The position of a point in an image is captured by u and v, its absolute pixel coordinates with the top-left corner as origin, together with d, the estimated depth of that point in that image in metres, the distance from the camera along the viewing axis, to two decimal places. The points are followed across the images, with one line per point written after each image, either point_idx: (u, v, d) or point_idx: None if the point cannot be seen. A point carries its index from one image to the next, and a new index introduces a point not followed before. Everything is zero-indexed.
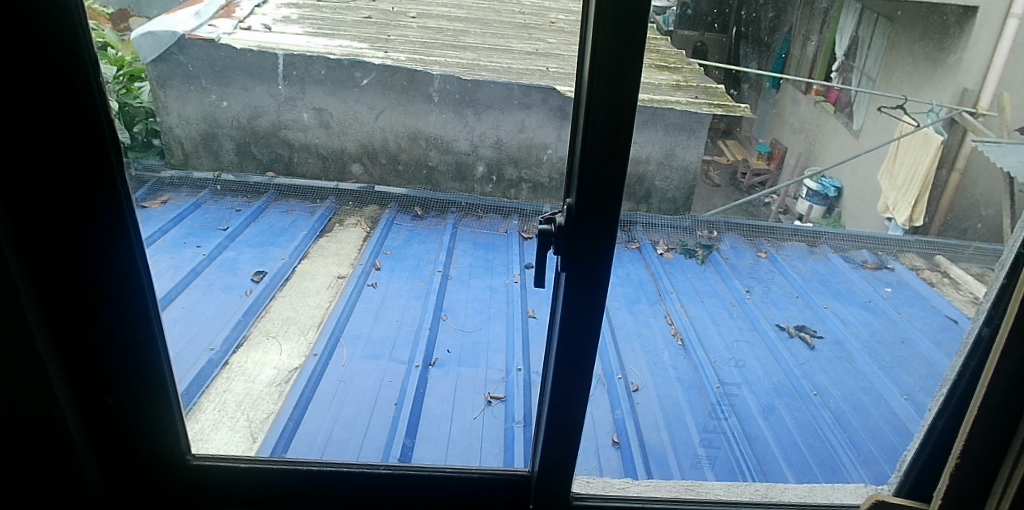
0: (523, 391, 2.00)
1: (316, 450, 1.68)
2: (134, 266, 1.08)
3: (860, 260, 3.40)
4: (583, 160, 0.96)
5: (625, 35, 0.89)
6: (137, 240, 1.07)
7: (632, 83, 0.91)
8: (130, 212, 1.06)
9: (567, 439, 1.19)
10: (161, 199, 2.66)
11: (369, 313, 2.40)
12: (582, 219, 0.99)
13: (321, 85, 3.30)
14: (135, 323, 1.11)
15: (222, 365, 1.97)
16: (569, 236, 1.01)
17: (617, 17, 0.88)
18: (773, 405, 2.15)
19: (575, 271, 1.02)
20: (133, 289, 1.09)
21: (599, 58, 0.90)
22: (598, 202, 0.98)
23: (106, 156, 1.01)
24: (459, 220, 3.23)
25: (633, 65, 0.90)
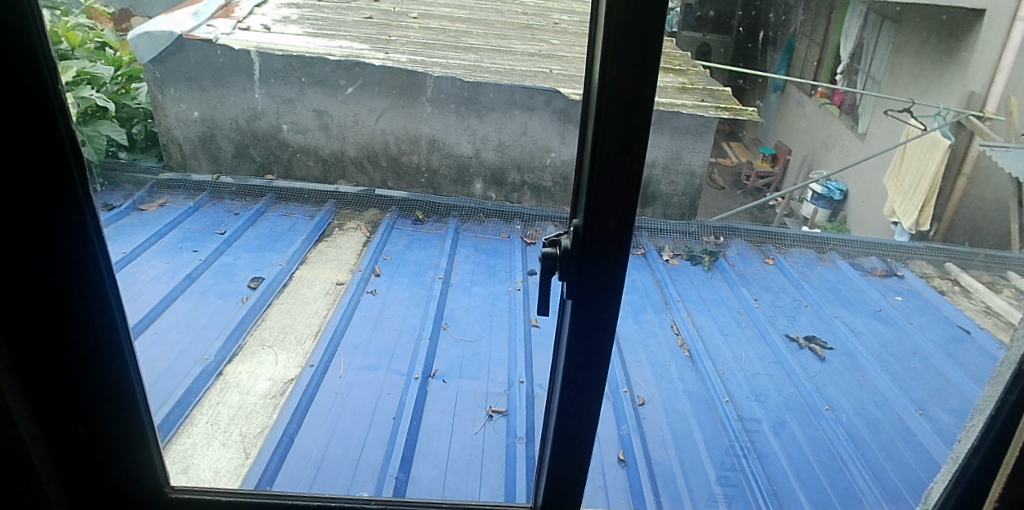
0: (525, 404, 1.94)
1: (302, 485, 1.55)
2: (102, 290, 0.96)
3: (869, 267, 3.29)
4: (593, 180, 0.90)
5: (638, 48, 0.83)
6: (104, 260, 0.95)
7: (647, 93, 0.85)
8: (98, 232, 0.94)
9: (574, 465, 1.12)
10: (162, 202, 2.95)
11: (367, 323, 2.31)
12: (591, 241, 0.92)
13: (322, 87, 3.22)
14: (104, 351, 0.99)
15: (216, 377, 1.96)
16: (576, 260, 0.95)
17: (633, 29, 0.82)
18: (783, 420, 2.07)
19: (582, 297, 0.96)
20: (102, 315, 0.97)
21: (610, 67, 0.84)
22: (608, 223, 0.92)
23: (65, 162, 0.88)
24: (461, 225, 3.10)
25: (649, 72, 0.84)
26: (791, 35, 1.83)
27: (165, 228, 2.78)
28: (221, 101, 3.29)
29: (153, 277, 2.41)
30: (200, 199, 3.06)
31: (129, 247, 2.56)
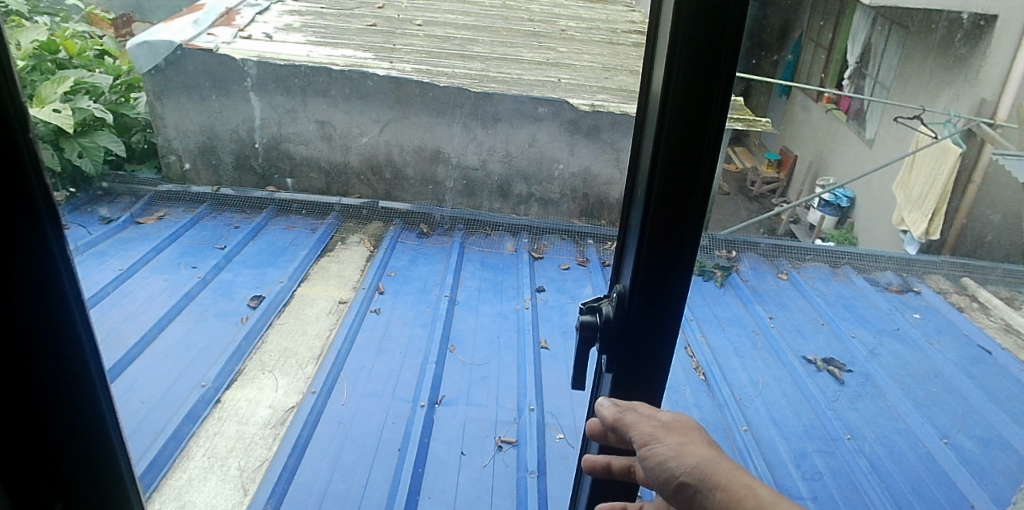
0: (536, 433, 1.88)
1: None
2: (84, 367, 0.67)
3: (884, 282, 3.18)
4: (643, 248, 0.78)
5: (703, 96, 0.70)
6: (83, 327, 0.66)
7: (709, 149, 0.72)
8: (74, 290, 0.65)
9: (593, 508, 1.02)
10: (159, 215, 2.95)
11: (371, 345, 2.23)
12: (637, 310, 0.81)
13: (325, 96, 3.09)
14: (86, 450, 0.70)
15: (214, 405, 1.91)
16: (618, 332, 0.83)
17: (702, 81, 0.69)
18: (804, 450, 2.01)
19: (624, 371, 0.86)
20: (84, 402, 0.68)
21: (668, 118, 0.71)
22: (658, 295, 0.80)
23: (41, 231, 0.61)
24: (467, 239, 3.01)
25: (713, 124, 0.71)
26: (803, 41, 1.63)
27: (163, 243, 2.75)
28: (220, 114, 3.15)
29: (152, 295, 2.40)
30: (201, 212, 3.02)
31: (127, 263, 2.55)
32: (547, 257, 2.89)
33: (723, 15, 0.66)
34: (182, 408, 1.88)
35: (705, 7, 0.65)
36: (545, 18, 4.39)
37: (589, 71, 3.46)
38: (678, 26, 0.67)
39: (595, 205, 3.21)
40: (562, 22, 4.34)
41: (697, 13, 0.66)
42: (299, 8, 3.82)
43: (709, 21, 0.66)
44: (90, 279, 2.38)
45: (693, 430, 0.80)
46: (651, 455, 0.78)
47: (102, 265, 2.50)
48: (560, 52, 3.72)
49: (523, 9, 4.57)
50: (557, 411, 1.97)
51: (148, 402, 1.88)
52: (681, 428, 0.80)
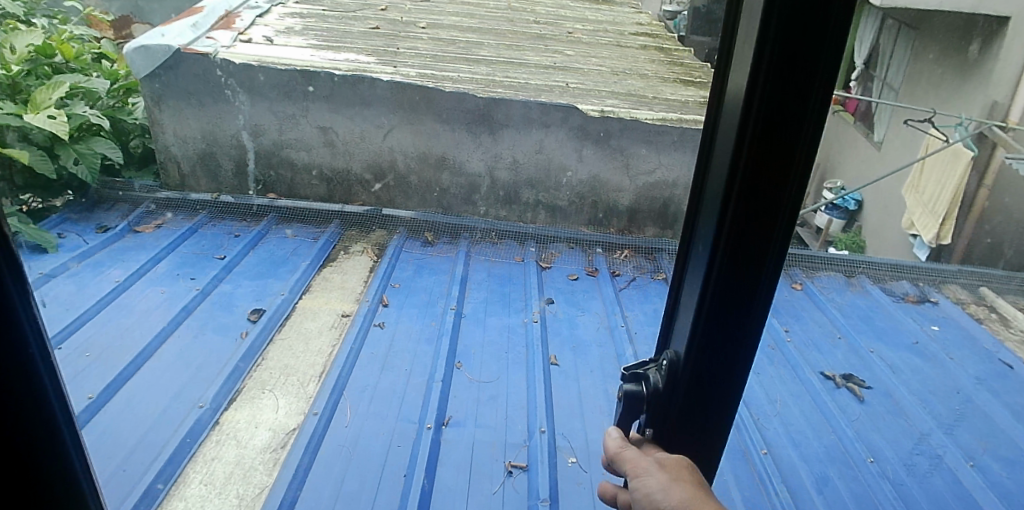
0: (547, 458, 1.81)
1: None
2: (50, 415, 0.70)
3: (900, 292, 3.09)
4: (706, 307, 0.77)
5: (787, 121, 0.68)
6: (48, 374, 0.69)
7: (790, 177, 0.71)
8: (38, 337, 0.68)
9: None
10: (157, 224, 2.89)
11: (375, 361, 2.15)
12: (706, 352, 0.78)
13: (328, 101, 3.01)
14: (53, 496, 0.72)
15: (211, 426, 1.84)
16: (684, 381, 0.80)
17: (781, 137, 0.69)
18: (826, 474, 1.93)
19: (687, 426, 0.82)
20: (50, 449, 0.70)
21: (751, 144, 0.69)
22: (720, 358, 0.79)
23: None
24: (472, 248, 2.93)
25: (794, 151, 0.70)
26: None
27: (162, 252, 2.68)
28: (218, 119, 3.06)
29: (151, 307, 2.33)
30: (200, 220, 2.95)
31: (124, 274, 2.49)
32: (555, 267, 2.81)
33: (806, 73, 0.66)
34: (178, 430, 1.80)
35: (788, 66, 0.66)
36: (551, 20, 4.31)
37: (597, 75, 3.38)
38: (758, 84, 0.67)
39: (603, 213, 3.13)
40: (569, 25, 4.26)
41: (779, 71, 0.66)
42: (301, 11, 3.75)
43: (793, 77, 0.66)
44: (86, 292, 2.36)
45: (687, 470, 0.80)
46: (638, 486, 0.80)
47: (100, 277, 2.47)
48: (566, 55, 3.64)
49: (528, 11, 4.50)
50: (569, 433, 1.90)
51: (143, 425, 1.81)
52: (672, 468, 0.80)
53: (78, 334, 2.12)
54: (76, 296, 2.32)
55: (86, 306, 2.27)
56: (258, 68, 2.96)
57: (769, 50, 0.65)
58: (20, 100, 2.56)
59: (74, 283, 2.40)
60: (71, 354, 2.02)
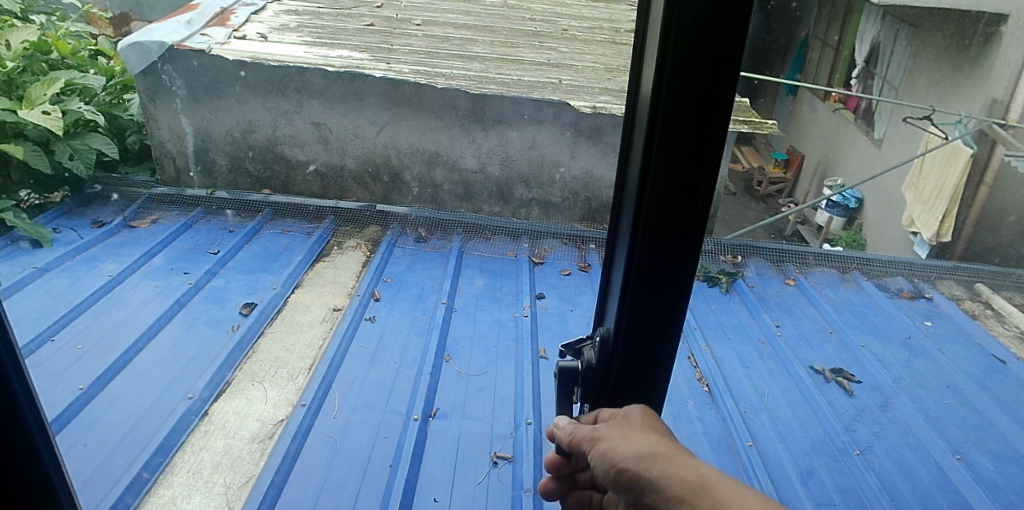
0: (533, 448, 1.82)
1: None
2: (12, 396, 0.74)
3: (895, 288, 3.08)
4: (631, 284, 0.80)
5: (699, 95, 0.69)
6: (8, 361, 0.73)
7: (706, 148, 0.72)
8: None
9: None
10: (154, 218, 2.93)
11: (365, 354, 2.17)
12: (636, 321, 0.81)
13: (322, 97, 3.02)
14: (21, 475, 0.77)
15: (200, 417, 1.86)
16: (617, 353, 0.83)
17: (690, 117, 0.70)
18: (811, 467, 1.94)
19: (622, 394, 0.85)
20: (18, 435, 0.75)
21: (666, 118, 0.71)
22: (647, 331, 0.81)
23: None
24: (466, 243, 2.94)
25: (709, 124, 0.71)
26: (811, 30, 1.50)
27: (157, 246, 2.70)
28: (214, 116, 3.09)
29: (144, 300, 2.35)
30: (196, 215, 2.98)
31: (118, 268, 2.52)
32: (547, 262, 2.82)
33: (715, 47, 0.67)
34: (167, 420, 1.82)
35: (693, 44, 0.67)
36: (547, 17, 4.32)
37: (590, 71, 3.38)
38: (668, 63, 0.69)
39: (596, 208, 3.13)
40: (565, 22, 4.27)
41: (687, 49, 0.67)
42: (297, 8, 3.77)
43: (701, 52, 0.67)
44: (79, 285, 2.38)
45: (639, 419, 0.82)
46: (596, 447, 0.80)
47: (95, 271, 2.49)
48: (561, 51, 3.65)
49: (525, 8, 4.50)
50: None
51: (131, 416, 1.82)
52: (622, 426, 0.80)
53: (70, 327, 2.14)
54: (67, 289, 2.34)
55: (79, 300, 2.28)
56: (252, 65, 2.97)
57: (676, 23, 0.67)
58: (15, 96, 2.58)
59: (68, 276, 2.42)
60: (62, 347, 2.04)
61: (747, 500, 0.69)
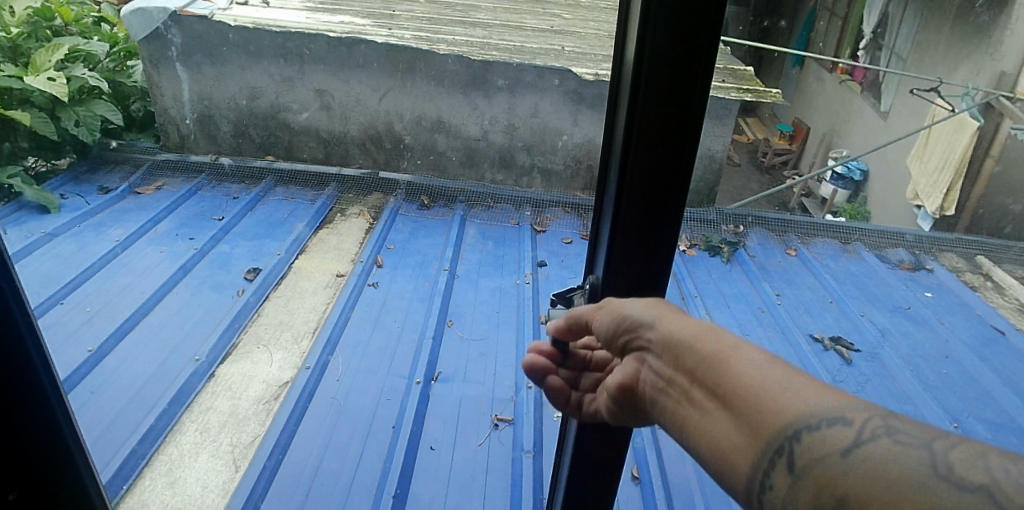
0: (533, 411, 1.84)
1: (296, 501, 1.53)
2: (23, 354, 0.74)
3: (897, 259, 3.07)
4: (617, 242, 0.82)
5: (679, 62, 0.71)
6: (20, 320, 0.73)
7: (687, 113, 0.74)
8: (14, 294, 0.72)
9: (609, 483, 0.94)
10: (159, 185, 2.95)
11: (368, 319, 2.20)
12: (623, 277, 0.83)
13: (323, 64, 3.01)
14: (31, 432, 0.78)
15: (208, 378, 1.90)
16: None
17: (672, 82, 0.72)
18: None
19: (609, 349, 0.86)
20: (32, 398, 0.76)
21: (648, 86, 0.72)
22: (634, 286, 0.84)
23: None
24: (469, 211, 2.95)
25: (690, 89, 0.72)
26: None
27: (163, 212, 2.73)
28: (216, 82, 3.09)
29: (151, 265, 2.38)
30: (200, 182, 3.00)
31: (125, 233, 2.54)
32: (550, 231, 2.82)
33: (694, 15, 0.68)
34: (175, 382, 1.86)
35: (672, 13, 0.68)
36: None
37: (595, 38, 3.35)
38: (648, 32, 0.70)
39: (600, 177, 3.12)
40: None
41: (666, 18, 0.69)
42: None
43: (680, 21, 0.68)
44: (86, 250, 2.40)
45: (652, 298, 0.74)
46: (605, 303, 0.74)
47: (102, 236, 2.51)
48: (565, 18, 3.61)
49: None
50: None
51: (140, 378, 1.86)
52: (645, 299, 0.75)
53: (80, 291, 2.17)
54: (74, 254, 2.36)
55: (87, 264, 2.31)
56: (253, 32, 2.96)
57: None
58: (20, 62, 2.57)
59: (76, 241, 2.45)
60: (73, 309, 2.07)
61: (751, 349, 0.60)
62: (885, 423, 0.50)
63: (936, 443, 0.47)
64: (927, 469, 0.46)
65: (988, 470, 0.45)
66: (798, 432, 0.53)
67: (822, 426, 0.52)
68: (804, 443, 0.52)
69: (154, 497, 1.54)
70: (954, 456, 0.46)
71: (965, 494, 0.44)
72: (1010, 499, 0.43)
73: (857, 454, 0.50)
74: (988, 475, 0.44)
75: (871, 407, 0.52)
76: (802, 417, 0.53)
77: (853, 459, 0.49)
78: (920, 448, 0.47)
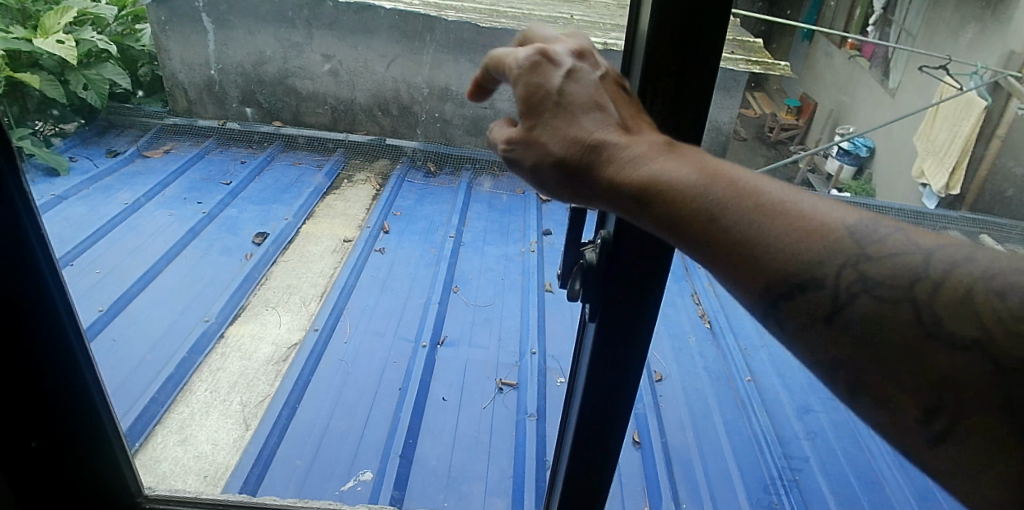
0: (537, 376, 1.87)
1: (305, 461, 1.56)
2: (51, 305, 0.76)
3: None
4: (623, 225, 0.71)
5: (692, 27, 0.63)
6: (48, 273, 0.74)
7: (700, 84, 0.66)
8: (45, 256, 0.74)
9: (605, 450, 0.91)
10: (166, 148, 2.97)
11: (375, 284, 2.22)
12: (624, 258, 0.73)
13: (332, 29, 3.02)
14: (55, 376, 0.80)
15: (217, 339, 1.94)
16: (604, 282, 0.75)
17: (685, 48, 0.64)
18: (808, 404, 1.97)
19: (609, 326, 0.79)
20: (56, 350, 0.79)
21: (657, 51, 0.64)
22: (634, 264, 0.73)
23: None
24: (474, 180, 2.95)
25: (703, 58, 0.64)
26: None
27: (170, 177, 2.76)
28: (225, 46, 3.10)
29: (159, 227, 2.41)
30: (208, 145, 3.04)
31: (133, 197, 2.57)
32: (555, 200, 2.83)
33: None
34: (186, 341, 1.90)
35: None
36: None
37: None
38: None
39: None
40: None
41: None
42: None
43: None
44: (97, 213, 2.42)
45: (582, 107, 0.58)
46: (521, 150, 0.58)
47: (111, 199, 2.54)
48: None
49: None
50: (560, 354, 1.95)
51: (151, 337, 1.90)
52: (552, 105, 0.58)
53: (87, 252, 2.17)
54: (85, 215, 2.38)
55: (99, 223, 2.35)
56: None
57: None
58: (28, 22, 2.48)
59: (85, 204, 2.46)
60: (82, 270, 2.08)
61: (699, 188, 0.50)
62: (860, 272, 0.45)
63: (923, 288, 0.43)
64: (915, 325, 0.43)
65: (974, 312, 0.41)
66: (796, 275, 0.47)
67: (800, 285, 0.46)
68: (785, 307, 0.48)
69: (166, 453, 1.53)
70: (939, 302, 0.42)
71: (956, 351, 0.41)
72: (1002, 351, 0.40)
73: (841, 313, 0.45)
74: (977, 319, 0.41)
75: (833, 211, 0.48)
76: (784, 272, 0.47)
77: (844, 317, 0.45)
78: (904, 299, 0.43)
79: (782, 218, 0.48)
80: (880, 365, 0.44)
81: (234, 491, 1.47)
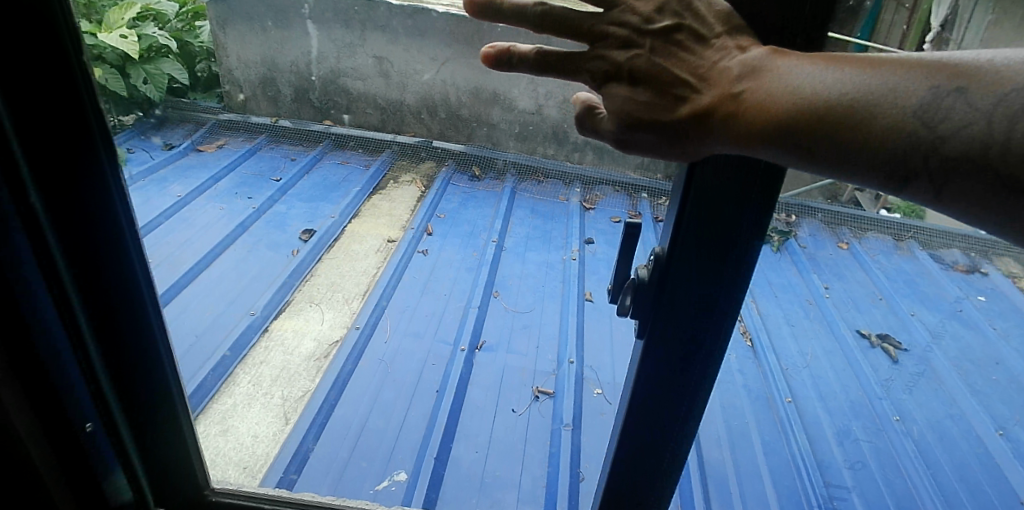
0: (573, 386, 1.87)
1: (339, 460, 1.58)
2: (138, 296, 0.80)
3: (950, 261, 2.85)
4: (680, 239, 0.70)
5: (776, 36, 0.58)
6: (139, 266, 0.79)
7: None
8: (137, 248, 0.78)
9: (653, 469, 0.89)
10: (220, 144, 3.06)
11: (416, 285, 2.24)
12: (680, 273, 0.72)
13: (385, 31, 3.02)
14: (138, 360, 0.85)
15: (261, 333, 1.98)
16: (656, 296, 0.75)
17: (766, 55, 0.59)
18: (848, 428, 1.92)
19: (661, 345, 0.78)
20: (140, 337, 0.83)
21: None
22: (690, 279, 0.72)
23: (98, 172, 0.71)
24: (518, 185, 2.96)
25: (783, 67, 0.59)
26: None
27: (222, 171, 2.84)
28: (280, 46, 3.16)
29: (209, 221, 2.48)
30: (261, 141, 3.13)
31: (186, 190, 2.65)
32: (598, 209, 2.83)
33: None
34: (231, 333, 1.96)
35: None
36: None
37: None
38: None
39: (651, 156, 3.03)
40: None
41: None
42: None
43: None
44: (150, 205, 2.50)
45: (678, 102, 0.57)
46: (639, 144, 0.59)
47: (165, 191, 2.62)
48: None
49: None
50: (597, 365, 1.94)
51: (198, 326, 1.96)
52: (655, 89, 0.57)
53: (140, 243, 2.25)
54: (142, 206, 2.47)
55: (155, 214, 2.44)
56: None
57: None
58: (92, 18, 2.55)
59: (142, 194, 2.55)
60: None
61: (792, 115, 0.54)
62: (946, 159, 0.50)
63: (994, 152, 0.49)
64: (1001, 185, 0.49)
65: None
66: (899, 170, 0.52)
67: (900, 181, 0.52)
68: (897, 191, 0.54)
69: (209, 443, 1.59)
70: (1009, 163, 0.49)
71: None
72: None
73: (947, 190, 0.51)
74: None
75: (892, 89, 0.52)
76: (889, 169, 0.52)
77: (944, 198, 0.51)
78: (983, 170, 0.50)
79: (862, 126, 0.52)
80: (992, 218, 0.51)
81: (271, 486, 1.50)
